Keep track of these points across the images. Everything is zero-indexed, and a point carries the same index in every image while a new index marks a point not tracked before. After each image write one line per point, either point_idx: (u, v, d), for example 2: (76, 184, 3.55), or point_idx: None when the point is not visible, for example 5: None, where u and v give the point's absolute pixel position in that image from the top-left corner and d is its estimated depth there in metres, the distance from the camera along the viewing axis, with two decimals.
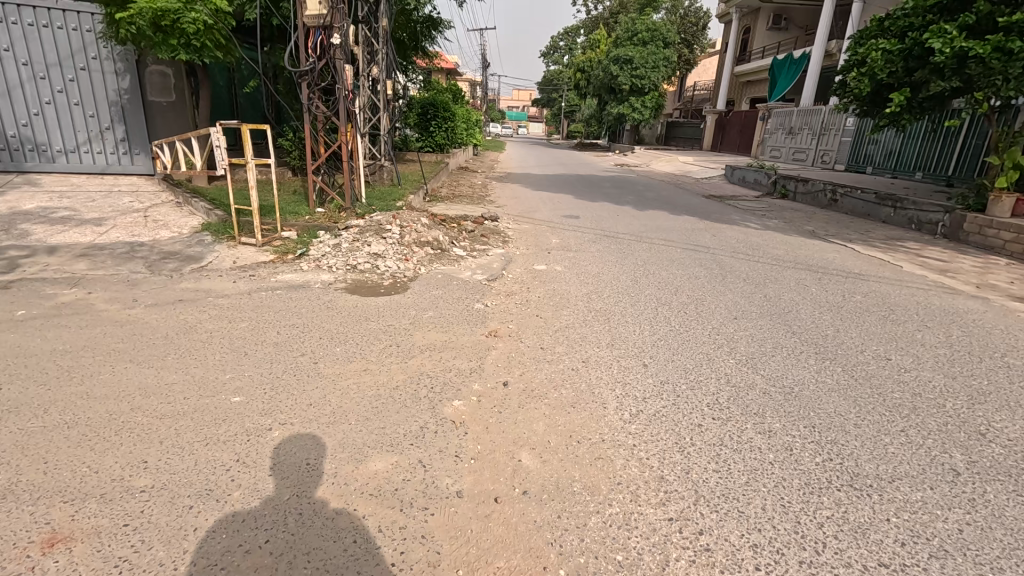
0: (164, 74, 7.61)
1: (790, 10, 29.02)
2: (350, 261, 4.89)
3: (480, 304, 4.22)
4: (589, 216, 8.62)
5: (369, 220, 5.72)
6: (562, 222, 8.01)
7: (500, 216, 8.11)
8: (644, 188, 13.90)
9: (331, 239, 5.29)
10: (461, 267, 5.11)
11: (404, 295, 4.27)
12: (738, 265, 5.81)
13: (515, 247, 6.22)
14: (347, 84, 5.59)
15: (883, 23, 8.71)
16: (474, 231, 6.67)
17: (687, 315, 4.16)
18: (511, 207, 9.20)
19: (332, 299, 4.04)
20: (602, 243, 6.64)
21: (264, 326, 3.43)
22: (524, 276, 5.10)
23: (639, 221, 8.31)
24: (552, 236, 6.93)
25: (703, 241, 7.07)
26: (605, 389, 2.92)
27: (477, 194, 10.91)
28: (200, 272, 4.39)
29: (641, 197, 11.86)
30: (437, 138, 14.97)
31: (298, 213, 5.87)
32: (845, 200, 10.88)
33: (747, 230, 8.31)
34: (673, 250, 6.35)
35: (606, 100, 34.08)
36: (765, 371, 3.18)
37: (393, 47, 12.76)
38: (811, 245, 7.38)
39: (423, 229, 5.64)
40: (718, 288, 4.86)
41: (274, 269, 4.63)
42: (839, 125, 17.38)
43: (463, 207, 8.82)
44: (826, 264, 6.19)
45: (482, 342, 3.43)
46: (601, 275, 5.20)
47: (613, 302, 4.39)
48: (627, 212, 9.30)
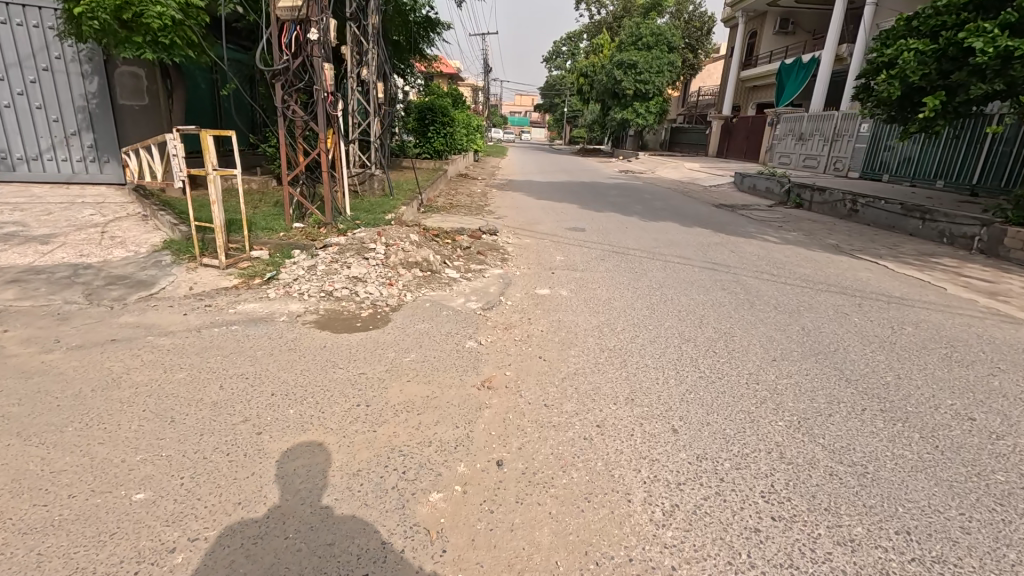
0: (136, 75, 6.97)
1: (798, 15, 28.47)
2: (326, 287, 4.27)
3: (473, 340, 3.59)
4: (595, 229, 8.00)
5: (352, 237, 5.10)
6: (567, 236, 7.39)
7: (499, 229, 7.51)
8: (651, 196, 13.28)
9: (306, 260, 4.67)
10: (453, 293, 4.49)
11: (384, 330, 3.65)
12: (765, 289, 5.18)
13: (516, 267, 5.61)
14: (327, 86, 4.98)
15: (910, 22, 8.04)
16: (470, 248, 6.05)
17: (717, 356, 3.53)
18: (512, 219, 8.59)
19: (298, 337, 3.42)
20: (611, 260, 6.02)
21: (205, 377, 2.81)
22: (525, 303, 4.47)
23: (650, 235, 7.68)
24: (557, 253, 6.31)
25: (722, 258, 6.44)
26: (628, 469, 2.29)
27: (476, 204, 10.30)
28: (147, 302, 3.78)
29: (650, 206, 11.22)
30: (436, 143, 14.36)
31: (273, 229, 5.26)
32: (867, 210, 10.24)
33: (767, 244, 7.68)
34: (690, 270, 5.72)
35: (609, 105, 33.54)
36: (826, 441, 2.55)
37: (389, 48, 12.20)
38: (839, 263, 6.75)
39: (411, 248, 5.04)
40: (748, 319, 4.22)
41: (236, 297, 4.01)
42: (853, 131, 16.77)
43: (460, 219, 8.20)
44: (862, 286, 5.55)
45: (472, 398, 2.80)
46: (612, 301, 4.58)
47: (629, 338, 3.76)
48: (636, 224, 8.68)
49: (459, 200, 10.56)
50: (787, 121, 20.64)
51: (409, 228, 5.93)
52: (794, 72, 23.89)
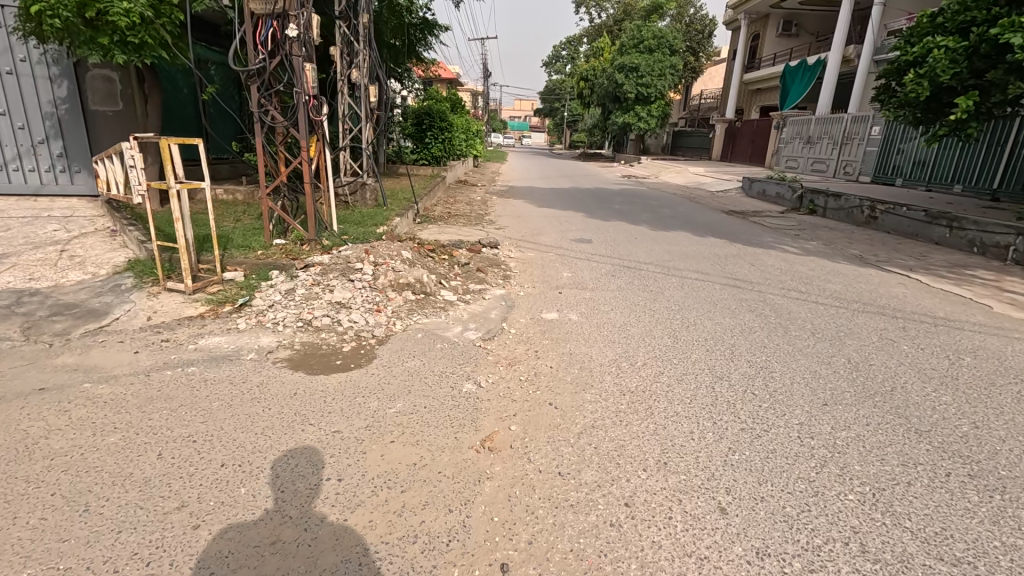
0: (109, 79, 6.47)
1: (801, 16, 28.06)
2: (304, 315, 3.77)
3: (472, 382, 3.08)
4: (603, 241, 7.49)
5: (337, 255, 4.60)
6: (573, 248, 6.88)
7: (500, 242, 7.00)
8: (658, 203, 12.79)
9: (284, 283, 4.17)
10: (449, 320, 3.98)
11: (369, 369, 3.15)
12: (795, 310, 4.68)
13: (520, 286, 5.11)
14: (309, 88, 4.49)
15: (936, 18, 7.56)
16: (469, 265, 5.55)
17: (756, 399, 3.02)
18: (514, 230, 8.08)
19: (267, 380, 2.91)
20: (622, 277, 5.52)
21: (145, 439, 2.30)
22: (530, 330, 3.96)
23: (663, 247, 7.17)
24: (563, 269, 5.80)
25: (742, 273, 5.93)
26: (669, 573, 1.78)
27: (476, 213, 9.80)
28: (94, 337, 3.27)
29: (658, 214, 10.72)
30: (435, 149, 13.88)
31: (250, 246, 4.76)
32: (887, 217, 9.73)
33: (787, 256, 7.17)
34: (710, 289, 5.22)
35: (611, 109, 33.14)
36: (914, 525, 2.03)
37: (385, 51, 11.74)
38: (868, 277, 6.24)
39: (403, 268, 4.53)
40: (784, 350, 3.71)
41: (200, 329, 3.51)
42: (863, 134, 16.28)
43: (459, 230, 7.70)
44: (901, 305, 5.04)
45: (470, 466, 2.29)
46: (629, 327, 4.07)
47: (652, 376, 3.25)
48: (646, 234, 8.17)
49: (458, 209, 10.06)
50: (794, 124, 20.17)
51: (402, 243, 5.43)
52: (799, 74, 23.45)
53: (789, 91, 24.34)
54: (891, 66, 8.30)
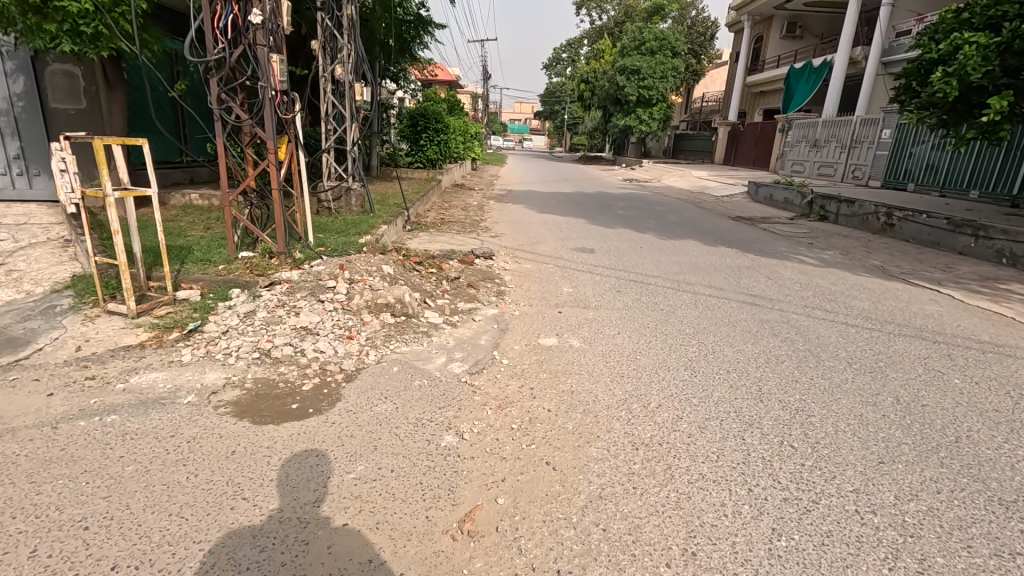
0: (71, 75, 5.98)
1: (805, 18, 27.64)
2: (262, 343, 3.25)
3: (453, 431, 2.56)
4: (606, 250, 6.99)
5: (307, 271, 4.09)
6: (574, 259, 6.37)
7: (496, 252, 6.49)
8: (662, 208, 12.29)
9: (244, 304, 3.66)
10: (433, 348, 3.47)
11: (329, 414, 2.63)
12: (823, 333, 4.16)
13: (515, 303, 4.59)
14: (276, 82, 3.97)
15: (961, 13, 7.07)
16: (459, 278, 5.03)
17: (797, 455, 2.50)
18: (510, 238, 7.57)
19: (202, 431, 2.39)
20: (629, 293, 5.01)
21: (20, 527, 1.78)
22: (525, 360, 3.44)
23: (672, 258, 6.66)
24: (564, 284, 5.29)
25: (759, 288, 5.42)
26: None
27: (472, 219, 9.30)
28: (5, 375, 2.74)
29: (663, 221, 10.22)
30: (430, 151, 13.35)
31: (211, 260, 4.24)
32: (905, 225, 9.23)
33: (805, 268, 6.66)
34: (726, 307, 4.71)
35: (612, 112, 32.71)
36: None
37: (377, 50, 11.26)
38: (896, 291, 5.73)
39: (383, 285, 4.02)
40: (820, 387, 3.20)
41: (137, 362, 2.99)
42: (873, 137, 15.79)
43: (452, 238, 7.19)
44: (939, 326, 4.52)
45: (443, 564, 1.76)
46: (640, 358, 3.54)
47: (669, 424, 2.73)
48: (653, 243, 7.66)
49: (453, 214, 9.54)
50: (799, 127, 19.70)
51: (384, 254, 4.91)
52: (804, 76, 22.98)
53: (793, 93, 23.87)
54: (913, 65, 7.79)
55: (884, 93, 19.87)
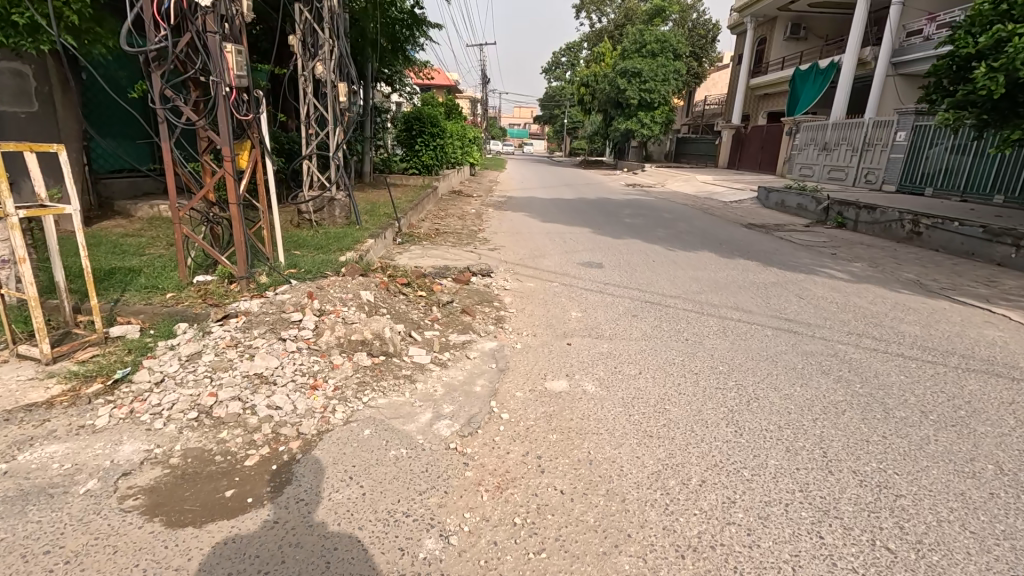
0: (19, 74, 5.31)
1: (809, 19, 27.16)
2: (202, 399, 2.60)
3: (438, 533, 1.92)
4: (616, 265, 6.36)
5: (270, 299, 3.45)
6: (581, 276, 5.75)
7: (494, 269, 5.86)
8: (670, 216, 11.69)
9: (188, 343, 3.01)
10: (417, 399, 2.83)
11: (271, 508, 1.98)
12: (882, 371, 3.52)
13: (517, 334, 3.96)
14: (231, 78, 3.35)
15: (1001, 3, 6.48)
16: (453, 303, 4.40)
17: (898, 564, 1.86)
18: (511, 252, 6.93)
19: (90, 543, 1.75)
20: (647, 320, 4.37)
21: None
22: (530, 413, 2.81)
23: (689, 274, 6.02)
24: (572, 307, 4.65)
25: (793, 311, 4.77)
26: None
27: (469, 229, 8.66)
28: None
29: (674, 231, 9.60)
30: (426, 156, 12.69)
31: (158, 287, 3.59)
32: (934, 233, 8.61)
33: (836, 283, 6.05)
34: (760, 337, 4.07)
35: (613, 116, 32.18)
36: None
37: (369, 51, 10.66)
38: (945, 312, 5.08)
39: (360, 318, 3.38)
40: (899, 451, 2.56)
41: (36, 428, 2.34)
42: (887, 140, 15.20)
43: (446, 253, 6.55)
44: (1009, 357, 3.90)
45: None
46: (670, 409, 2.91)
47: (719, 514, 2.09)
48: (667, 256, 7.02)
49: (449, 224, 8.91)
50: (808, 130, 19.12)
51: (366, 276, 4.28)
52: (810, 78, 22.39)
53: (799, 95, 23.28)
54: (945, 61, 7.18)
55: (893, 94, 19.28)
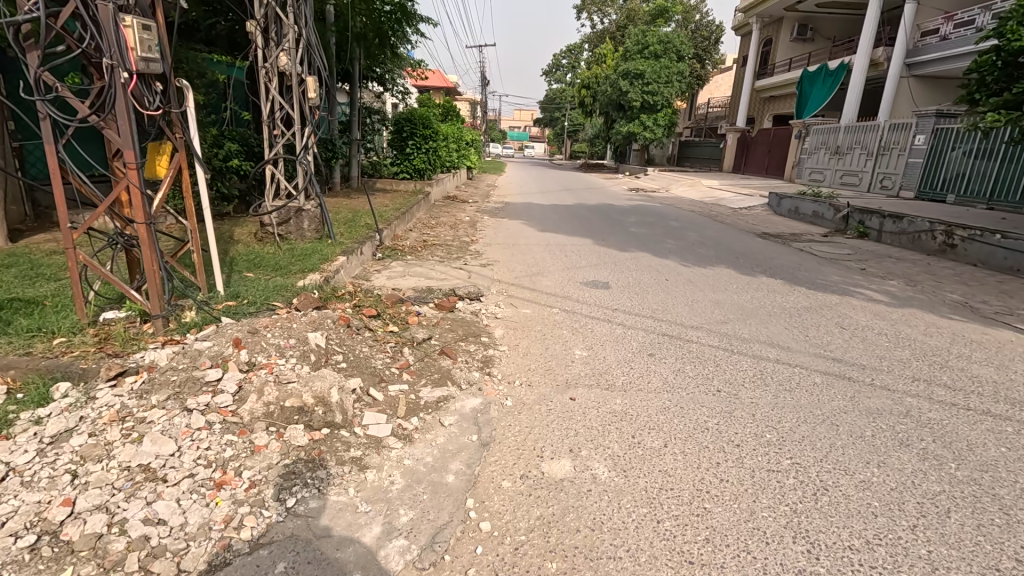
0: None
1: (816, 20, 26.48)
2: (50, 512, 1.81)
3: None
4: (625, 285, 5.59)
5: (185, 348, 2.66)
6: (585, 300, 4.98)
7: (486, 291, 5.09)
8: (678, 224, 10.94)
9: (58, 418, 2.22)
10: (362, 500, 2.04)
11: None
12: (975, 440, 2.74)
13: (508, 383, 3.18)
14: (133, 60, 2.57)
15: None
16: (431, 340, 3.61)
17: None
18: (505, 268, 6.16)
19: None
20: (667, 362, 3.60)
21: None
22: (522, 521, 2.03)
23: (708, 297, 5.26)
24: (576, 344, 3.87)
25: (838, 348, 4.00)
26: None
27: (461, 240, 7.89)
28: None
29: (685, 242, 8.84)
30: (417, 160, 11.87)
31: (47, 329, 2.80)
32: (971, 245, 7.84)
33: (876, 306, 5.28)
34: (808, 387, 3.30)
35: (614, 118, 31.49)
36: None
37: (354, 46, 9.90)
38: (1015, 346, 4.31)
39: (301, 374, 2.60)
40: None
41: None
42: (905, 143, 14.43)
43: (432, 270, 5.77)
44: None
45: None
46: (711, 512, 2.13)
47: None
48: (681, 273, 6.25)
49: (439, 234, 8.14)
50: (819, 133, 18.39)
51: (324, 309, 3.50)
52: (819, 80, 21.66)
53: (808, 98, 22.54)
54: (990, 56, 6.44)
55: (907, 96, 18.53)
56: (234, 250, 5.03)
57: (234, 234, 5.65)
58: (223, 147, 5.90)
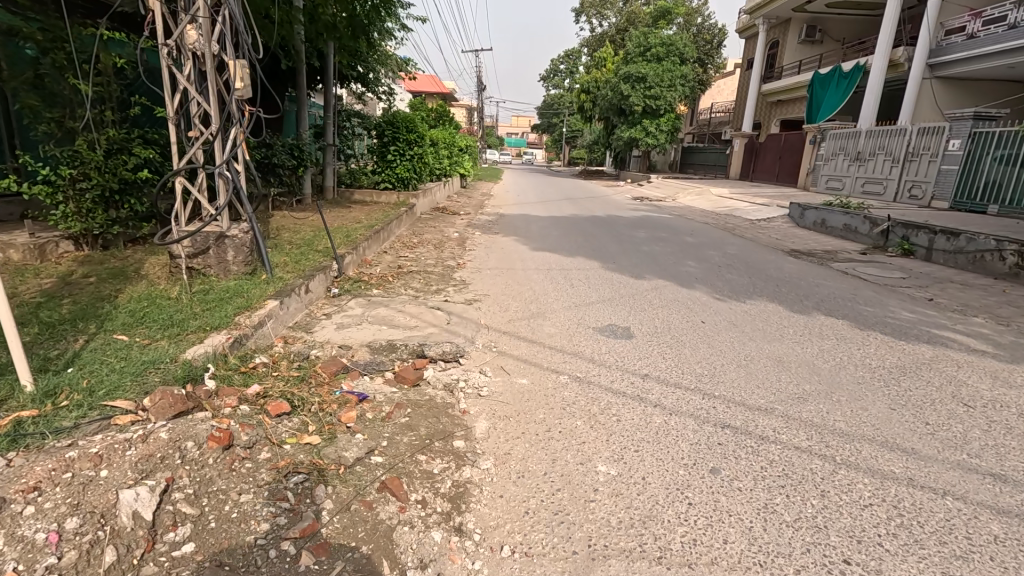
0: None
1: (825, 21, 25.43)
2: None
3: None
4: (650, 332, 4.29)
5: None
6: (601, 358, 3.71)
7: (468, 346, 3.78)
8: (694, 239, 9.70)
9: None
10: None
11: None
12: None
13: (490, 555, 1.87)
14: None
15: None
16: (371, 457, 2.29)
17: None
18: (495, 306, 4.87)
19: None
20: (743, 493, 2.29)
21: None
22: None
23: (764, 352, 3.95)
24: (598, 451, 2.56)
25: (986, 450, 2.70)
26: None
27: (445, 264, 6.60)
28: None
29: (708, 263, 7.56)
30: (400, 168, 10.52)
31: None
32: None
33: (985, 362, 4.00)
34: (992, 549, 1.99)
35: (615, 124, 30.35)
36: None
37: (326, 38, 8.65)
38: None
39: None
40: None
41: None
42: (938, 148, 13.23)
43: (401, 311, 4.46)
44: None
45: None
46: None
47: None
48: (717, 312, 4.96)
49: (419, 257, 6.84)
50: (837, 137, 17.21)
51: (194, 415, 2.21)
52: (833, 83, 20.52)
53: (820, 102, 21.37)
54: None
55: (930, 99, 17.37)
56: (127, 294, 3.70)
57: (141, 268, 4.33)
58: (127, 149, 4.53)
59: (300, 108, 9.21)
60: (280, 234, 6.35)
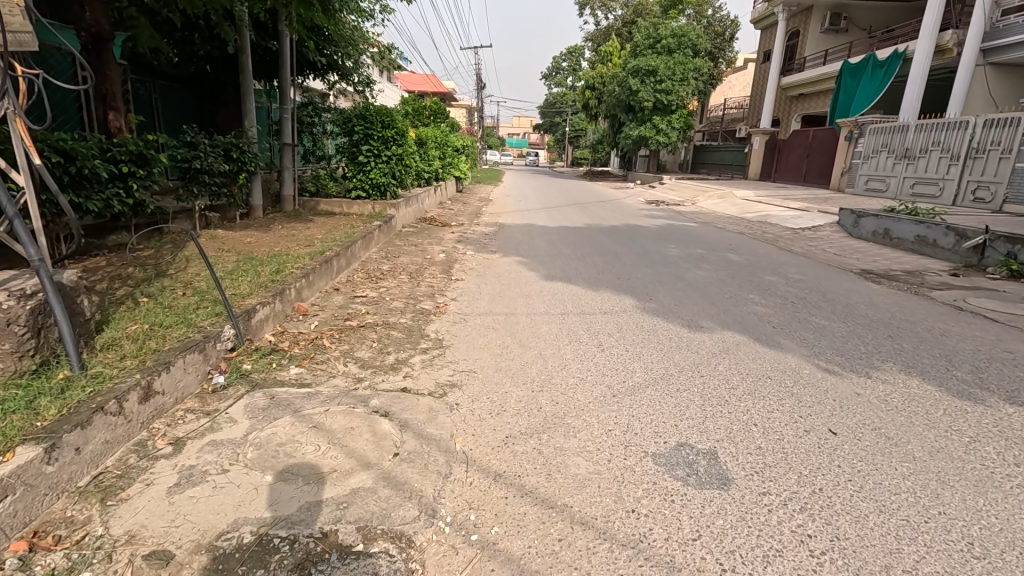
0: None
1: (851, 7, 23.46)
2: None
3: None
4: (753, 468, 2.42)
5: None
6: (684, 562, 1.86)
7: (419, 536, 1.93)
8: (738, 258, 7.82)
9: None
10: None
11: None
12: None
13: None
14: None
15: None
16: None
17: None
18: (483, 399, 2.99)
19: None
20: None
21: None
22: None
23: (990, 526, 2.07)
24: None
25: None
26: None
27: (417, 307, 4.71)
28: None
29: (774, 296, 5.68)
30: (374, 172, 8.59)
31: None
32: None
33: None
34: None
35: (623, 122, 28.45)
36: None
37: (273, 11, 6.83)
38: None
39: None
40: None
41: None
42: (1010, 143, 11.29)
43: (318, 424, 2.59)
44: None
45: None
46: None
47: None
48: (840, 405, 3.07)
49: (382, 296, 4.97)
50: (878, 132, 15.28)
51: None
52: (866, 72, 18.55)
53: (851, 94, 19.39)
54: None
55: (983, 88, 15.43)
56: None
57: None
58: None
59: (244, 99, 7.32)
60: (183, 270, 4.50)
